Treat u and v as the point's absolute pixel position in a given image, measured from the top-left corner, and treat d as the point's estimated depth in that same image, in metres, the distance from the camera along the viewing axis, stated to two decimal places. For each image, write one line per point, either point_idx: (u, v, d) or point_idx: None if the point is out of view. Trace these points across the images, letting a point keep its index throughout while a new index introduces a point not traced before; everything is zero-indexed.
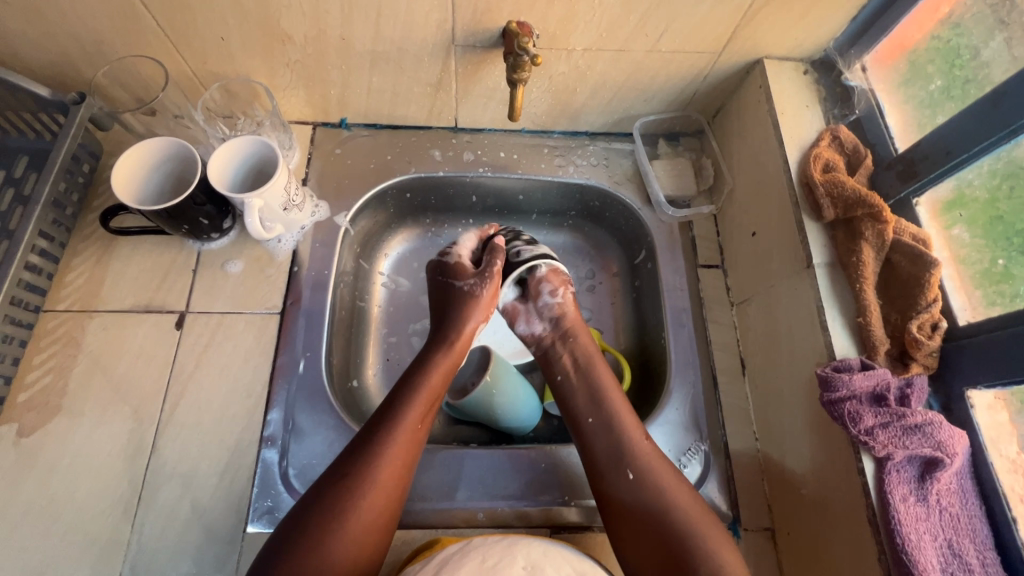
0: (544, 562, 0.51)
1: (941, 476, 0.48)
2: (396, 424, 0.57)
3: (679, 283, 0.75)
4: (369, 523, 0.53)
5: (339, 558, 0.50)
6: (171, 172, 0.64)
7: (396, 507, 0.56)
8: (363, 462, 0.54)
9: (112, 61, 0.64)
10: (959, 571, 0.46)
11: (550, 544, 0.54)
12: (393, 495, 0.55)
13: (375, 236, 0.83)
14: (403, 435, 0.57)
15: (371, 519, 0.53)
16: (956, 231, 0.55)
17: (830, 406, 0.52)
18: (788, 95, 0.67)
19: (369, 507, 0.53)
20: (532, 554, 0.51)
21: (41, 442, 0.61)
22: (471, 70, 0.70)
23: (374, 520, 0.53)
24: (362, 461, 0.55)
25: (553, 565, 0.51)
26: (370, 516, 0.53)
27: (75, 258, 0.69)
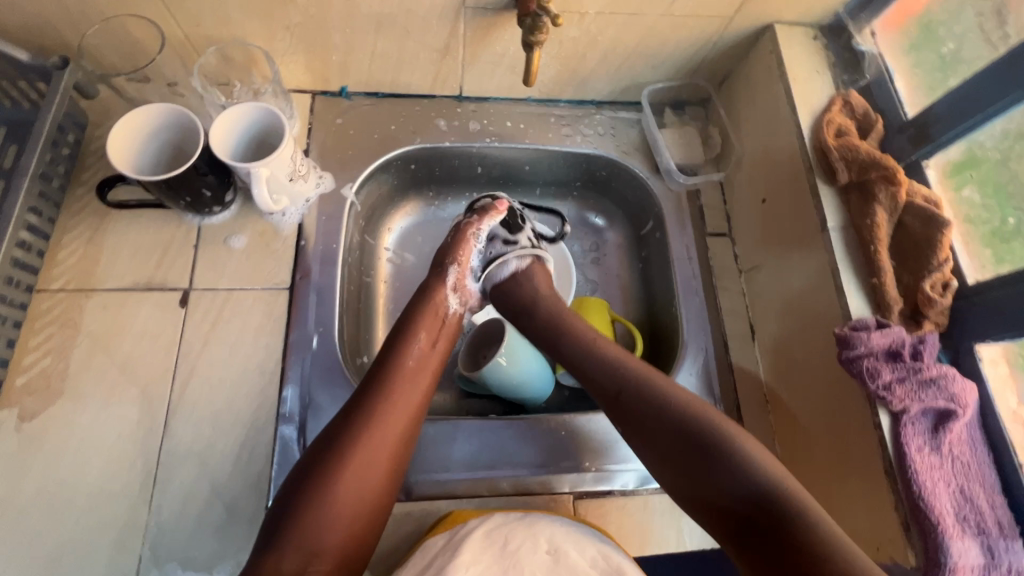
0: (566, 544, 0.52)
1: (953, 426, 0.51)
2: (389, 385, 0.57)
3: (688, 252, 0.76)
4: (370, 476, 0.53)
5: (336, 515, 0.50)
6: (170, 142, 0.62)
7: (396, 469, 0.55)
8: (356, 422, 0.54)
9: (97, 23, 0.60)
10: (972, 515, 0.48)
11: (572, 525, 0.55)
12: (390, 456, 0.54)
13: (378, 209, 0.81)
14: (400, 394, 0.57)
15: (366, 477, 0.52)
16: (965, 192, 0.57)
17: (849, 363, 0.54)
18: (800, 61, 0.68)
19: (363, 465, 0.52)
20: (556, 536, 0.53)
21: (44, 426, 0.58)
22: (480, 34, 0.68)
23: (371, 478, 0.53)
24: (356, 421, 0.54)
25: (575, 548, 0.52)
26: (370, 470, 0.53)
27: (66, 234, 0.65)
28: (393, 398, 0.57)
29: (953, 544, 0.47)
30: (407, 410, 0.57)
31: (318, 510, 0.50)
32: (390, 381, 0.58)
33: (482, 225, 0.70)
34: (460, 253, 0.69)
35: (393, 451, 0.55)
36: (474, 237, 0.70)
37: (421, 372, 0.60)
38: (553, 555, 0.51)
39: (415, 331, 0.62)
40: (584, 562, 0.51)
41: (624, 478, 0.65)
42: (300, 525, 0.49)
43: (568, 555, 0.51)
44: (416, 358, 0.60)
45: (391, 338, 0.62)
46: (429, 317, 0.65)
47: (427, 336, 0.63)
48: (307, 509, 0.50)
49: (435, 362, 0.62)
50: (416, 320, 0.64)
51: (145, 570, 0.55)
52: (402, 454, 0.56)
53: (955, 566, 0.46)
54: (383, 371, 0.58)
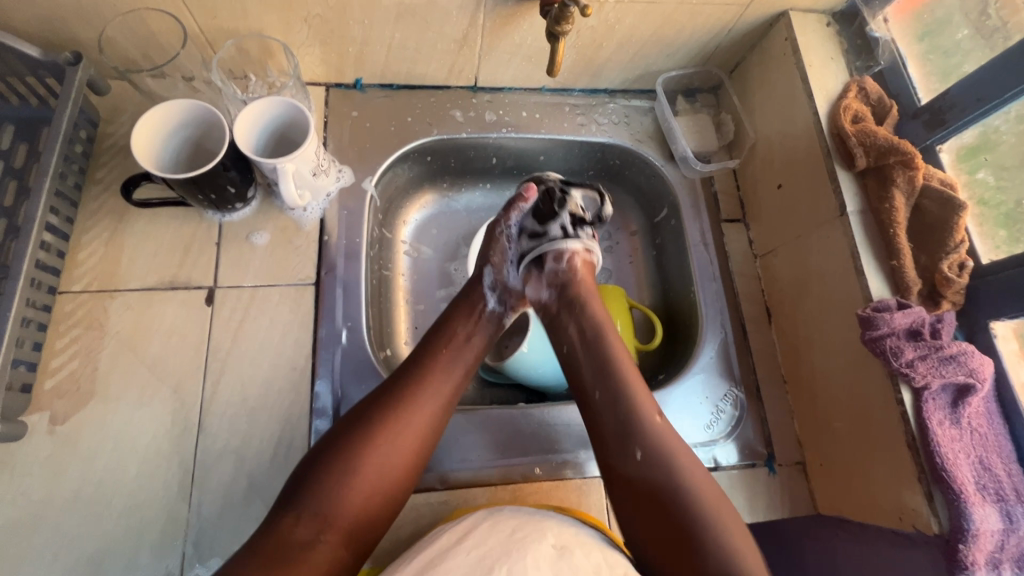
0: (574, 547, 0.52)
1: (973, 400, 0.53)
2: (423, 372, 0.59)
3: (704, 238, 0.77)
4: (393, 458, 0.54)
5: (355, 488, 0.51)
6: (192, 138, 0.61)
7: (421, 455, 0.56)
8: (386, 404, 0.55)
9: (112, 18, 0.58)
10: (990, 483, 0.51)
11: (581, 531, 0.55)
12: (416, 441, 0.55)
13: (395, 202, 0.81)
14: (436, 383, 0.59)
15: (390, 458, 0.54)
16: (979, 175, 0.59)
17: (872, 343, 0.56)
18: (815, 48, 0.69)
19: (388, 444, 0.54)
20: (563, 536, 0.52)
21: (77, 429, 0.58)
22: (499, 24, 0.67)
23: (395, 459, 0.54)
24: (388, 403, 0.56)
25: (583, 551, 0.51)
26: (395, 453, 0.54)
27: (85, 234, 0.64)
28: (426, 385, 0.58)
29: (976, 510, 0.50)
30: (439, 399, 0.58)
31: (339, 481, 0.51)
32: (425, 368, 0.59)
33: (511, 222, 0.67)
34: (493, 253, 0.68)
35: (423, 435, 0.56)
36: (506, 234, 0.68)
37: (457, 364, 0.61)
38: (560, 551, 0.51)
39: (458, 321, 0.64)
40: (593, 565, 0.50)
41: None
42: (319, 493, 0.50)
43: (573, 553, 0.51)
44: (453, 348, 0.62)
45: (435, 326, 0.64)
46: (468, 309, 0.66)
47: (465, 327, 0.64)
48: (328, 479, 0.51)
49: (471, 355, 0.63)
50: (457, 312, 0.65)
51: (189, 567, 0.55)
52: (428, 442, 0.57)
53: (977, 532, 0.49)
54: (422, 360, 0.60)
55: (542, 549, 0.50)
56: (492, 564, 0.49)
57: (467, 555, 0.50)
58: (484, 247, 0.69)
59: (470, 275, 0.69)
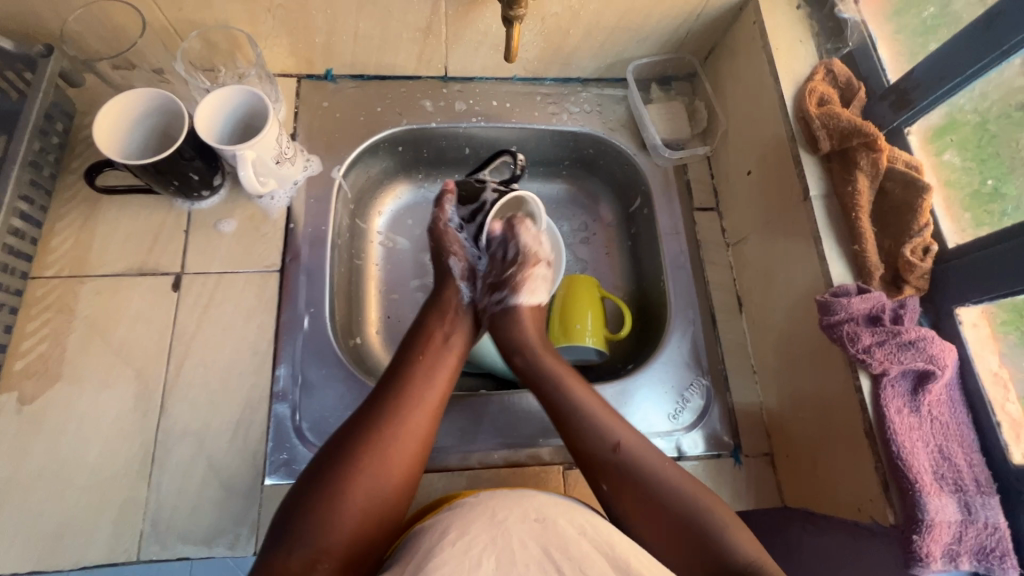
0: (555, 514, 0.49)
1: (933, 388, 0.51)
2: (407, 383, 0.57)
3: (675, 227, 0.76)
4: (384, 471, 0.51)
5: (346, 509, 0.48)
6: (156, 127, 0.63)
7: (414, 467, 0.53)
8: (372, 418, 0.54)
9: (77, 10, 0.60)
10: (948, 472, 0.49)
11: (559, 500, 0.52)
12: (406, 454, 0.53)
13: (368, 192, 0.81)
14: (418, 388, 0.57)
15: (382, 474, 0.50)
16: (947, 156, 0.58)
17: (829, 328, 0.55)
18: (783, 31, 0.67)
19: (378, 460, 0.51)
20: (544, 506, 0.49)
21: (44, 409, 0.59)
22: (462, 12, 0.68)
23: (388, 474, 0.51)
24: (371, 417, 0.54)
25: (565, 517, 0.49)
26: (384, 466, 0.51)
27: (59, 222, 0.66)
28: (410, 394, 0.56)
29: (930, 500, 0.48)
30: (425, 409, 0.56)
31: (329, 502, 0.48)
32: (407, 377, 0.58)
33: (449, 215, 0.72)
34: (450, 244, 0.70)
35: (413, 443, 0.53)
36: (451, 227, 0.71)
37: (439, 368, 0.60)
38: (542, 522, 0.48)
39: (431, 326, 0.64)
40: (575, 529, 0.48)
41: None
42: (310, 518, 0.47)
43: (557, 522, 0.48)
44: (432, 356, 0.60)
45: (411, 333, 0.63)
46: (441, 313, 0.65)
47: (442, 334, 0.63)
48: (319, 502, 0.48)
49: (451, 359, 0.62)
50: (429, 318, 0.65)
51: (146, 545, 0.56)
52: (418, 454, 0.54)
53: (931, 522, 0.47)
54: (400, 368, 0.59)
55: (526, 527, 0.47)
56: (480, 555, 0.44)
57: (453, 549, 0.45)
58: (435, 253, 0.71)
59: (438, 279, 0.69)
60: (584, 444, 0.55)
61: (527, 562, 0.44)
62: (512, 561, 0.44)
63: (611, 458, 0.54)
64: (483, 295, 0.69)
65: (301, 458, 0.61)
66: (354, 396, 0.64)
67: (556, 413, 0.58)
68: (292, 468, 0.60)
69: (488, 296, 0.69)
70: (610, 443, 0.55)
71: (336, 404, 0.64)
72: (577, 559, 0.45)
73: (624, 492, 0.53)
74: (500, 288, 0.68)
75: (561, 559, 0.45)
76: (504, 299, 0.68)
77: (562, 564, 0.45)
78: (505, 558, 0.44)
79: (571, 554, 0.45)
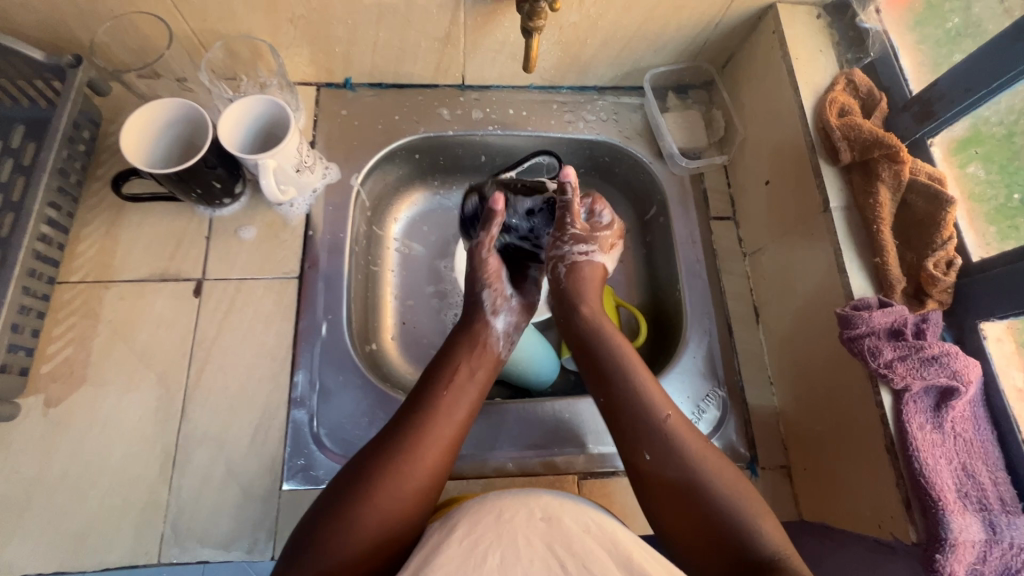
0: (561, 513, 0.49)
1: (956, 404, 0.50)
2: (427, 415, 0.56)
3: (691, 236, 0.76)
4: (398, 504, 0.50)
5: (361, 541, 0.48)
6: (180, 136, 0.64)
7: (428, 500, 0.53)
8: (390, 448, 0.53)
9: (106, 21, 0.62)
10: (973, 491, 0.49)
11: (567, 498, 0.52)
12: (421, 489, 0.52)
13: (384, 200, 0.82)
14: (439, 419, 0.56)
15: (396, 509, 0.50)
16: (971, 168, 0.57)
17: (850, 342, 0.54)
18: (802, 40, 0.67)
19: (392, 495, 0.50)
20: (550, 505, 0.49)
21: (69, 412, 0.61)
22: (480, 21, 0.68)
23: (401, 505, 0.51)
24: (389, 448, 0.53)
25: (570, 515, 0.49)
26: (398, 499, 0.51)
27: (85, 228, 0.68)
28: (429, 430, 0.55)
29: (954, 519, 0.47)
30: (440, 444, 0.55)
31: (343, 533, 0.48)
32: (429, 406, 0.57)
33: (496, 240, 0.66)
34: (487, 275, 0.66)
35: (428, 475, 0.53)
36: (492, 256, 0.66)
37: (461, 401, 0.58)
38: (548, 522, 0.47)
39: (456, 356, 0.62)
40: (580, 527, 0.48)
41: None
42: (325, 548, 0.47)
43: (563, 523, 0.47)
44: (456, 387, 0.59)
45: (437, 359, 0.62)
46: (469, 343, 0.63)
47: (467, 364, 0.61)
48: (330, 532, 0.48)
49: (474, 391, 0.60)
50: (455, 347, 0.63)
51: (166, 548, 0.57)
52: (433, 488, 0.53)
53: (955, 541, 0.46)
54: (423, 397, 0.58)
55: (532, 527, 0.47)
56: (486, 551, 0.45)
57: (459, 545, 0.45)
58: (471, 275, 0.66)
59: (470, 311, 0.65)
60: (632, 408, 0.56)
61: (531, 558, 0.44)
62: (516, 559, 0.44)
63: (656, 429, 0.54)
64: (568, 244, 0.66)
65: (318, 464, 0.62)
66: (370, 402, 0.65)
67: (603, 380, 0.59)
68: (310, 474, 0.61)
69: (569, 247, 0.66)
70: (658, 418, 0.55)
71: (353, 411, 0.64)
72: (581, 555, 0.45)
73: (662, 466, 0.52)
74: (586, 242, 0.66)
75: (566, 557, 0.44)
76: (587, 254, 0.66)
77: (566, 562, 0.44)
78: (509, 554, 0.44)
79: (575, 551, 0.45)
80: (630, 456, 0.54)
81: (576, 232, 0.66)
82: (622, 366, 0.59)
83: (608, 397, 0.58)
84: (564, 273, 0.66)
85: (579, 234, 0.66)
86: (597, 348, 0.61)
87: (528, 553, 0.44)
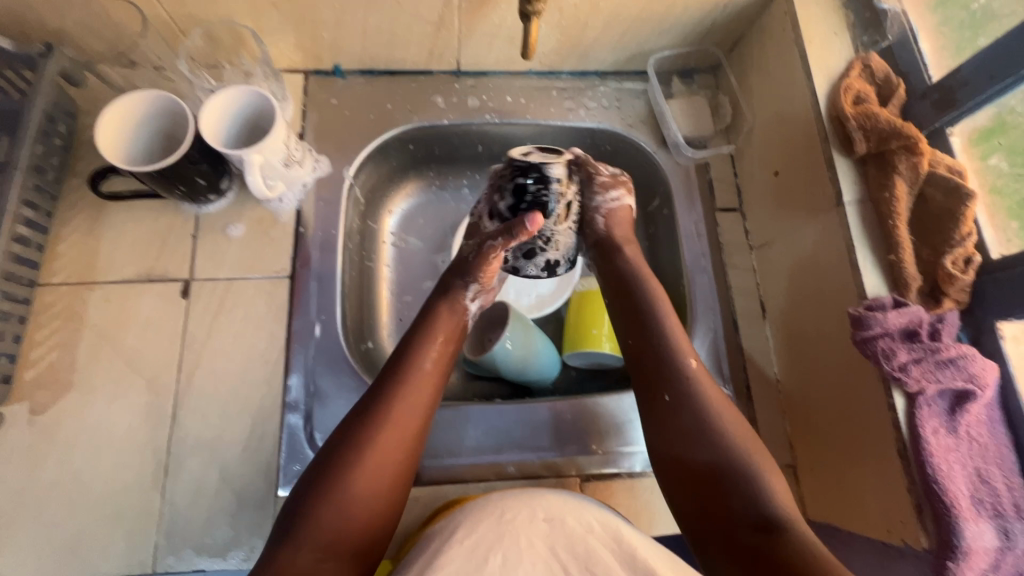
0: (564, 511, 0.47)
1: (972, 408, 0.49)
2: (402, 383, 0.54)
3: (697, 228, 0.74)
4: (382, 478, 0.49)
5: (349, 505, 0.47)
6: (162, 129, 0.61)
7: (409, 471, 0.52)
8: (371, 422, 0.51)
9: (78, 7, 0.58)
10: (987, 496, 0.47)
11: (573, 496, 0.49)
12: (403, 454, 0.51)
13: (377, 192, 0.79)
14: (419, 391, 0.54)
15: (378, 478, 0.49)
16: (993, 160, 0.55)
17: (863, 343, 0.52)
18: (816, 22, 0.64)
19: (374, 466, 0.49)
20: (553, 505, 0.47)
21: (56, 419, 0.59)
22: (475, 4, 0.64)
23: (386, 479, 0.49)
24: (372, 416, 0.51)
25: (574, 514, 0.47)
26: (382, 472, 0.49)
27: (65, 227, 0.65)
28: (410, 402, 0.53)
29: (968, 527, 0.46)
30: (423, 415, 0.53)
31: (328, 503, 0.47)
32: (408, 379, 0.54)
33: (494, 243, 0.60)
34: (483, 273, 0.60)
35: (410, 450, 0.52)
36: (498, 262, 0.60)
37: (439, 372, 0.56)
38: (551, 523, 0.46)
39: (434, 326, 0.59)
40: (583, 527, 0.46)
41: (631, 460, 0.64)
42: (310, 517, 0.46)
43: (566, 523, 0.46)
44: (434, 359, 0.57)
45: (413, 329, 0.59)
46: (446, 314, 0.60)
47: (444, 335, 0.59)
48: (315, 508, 0.47)
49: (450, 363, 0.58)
50: (433, 318, 0.59)
51: (161, 556, 0.56)
52: (414, 458, 0.52)
53: (968, 549, 0.45)
54: (401, 368, 0.55)
55: (535, 531, 0.45)
56: (488, 552, 0.44)
57: (461, 546, 0.44)
58: (461, 262, 0.62)
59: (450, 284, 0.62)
60: (658, 351, 0.58)
61: (535, 560, 0.44)
62: (518, 559, 0.44)
63: (679, 379, 0.56)
64: (596, 193, 0.63)
65: None
66: None
67: (636, 313, 0.60)
68: None
69: (600, 195, 0.63)
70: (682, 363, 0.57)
71: None
72: (583, 557, 0.44)
73: (679, 411, 0.54)
74: (613, 189, 0.64)
75: (568, 559, 0.44)
76: (611, 203, 0.64)
77: (568, 563, 0.44)
78: (511, 555, 0.44)
79: (577, 553, 0.44)
80: (647, 396, 0.56)
81: (605, 181, 0.64)
82: (655, 305, 0.60)
83: (636, 340, 0.60)
84: (601, 223, 0.64)
85: (605, 181, 0.63)
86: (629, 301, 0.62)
87: (532, 556, 0.44)
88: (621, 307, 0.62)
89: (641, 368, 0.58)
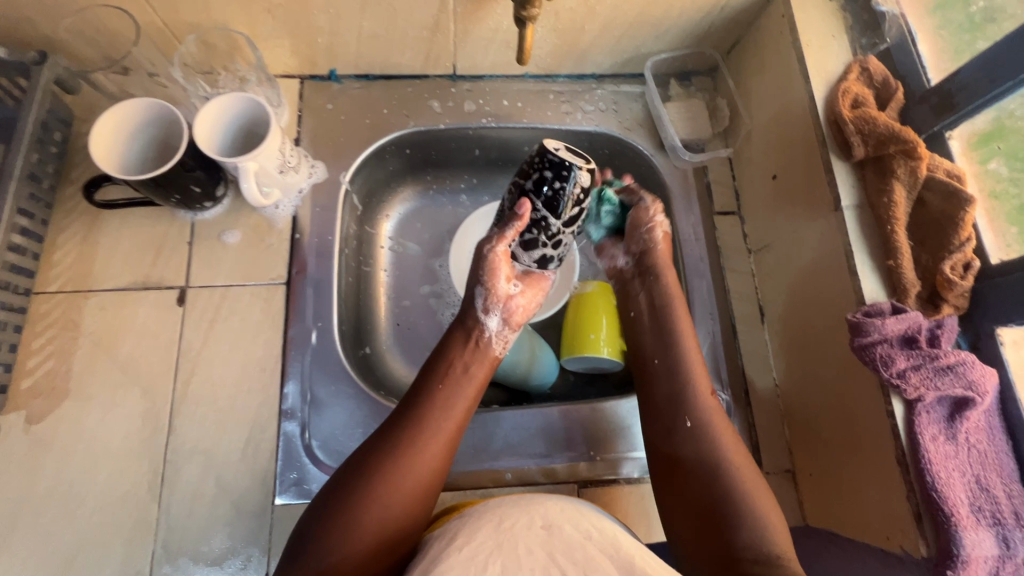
0: (562, 519, 0.46)
1: (971, 415, 0.49)
2: (416, 411, 0.54)
3: (695, 233, 0.73)
4: (395, 504, 0.48)
5: (361, 533, 0.47)
6: (155, 138, 0.61)
7: (426, 497, 0.51)
8: (384, 448, 0.51)
9: (71, 13, 0.58)
10: (987, 504, 0.47)
11: (570, 503, 0.49)
12: (419, 480, 0.50)
13: (374, 197, 0.78)
14: (433, 417, 0.54)
15: (391, 505, 0.48)
16: (992, 165, 0.54)
17: (861, 350, 0.52)
18: (813, 24, 0.63)
19: (387, 492, 0.48)
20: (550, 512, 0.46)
21: (52, 428, 0.59)
22: (470, 8, 0.64)
23: (399, 505, 0.49)
24: (385, 442, 0.52)
25: (572, 521, 0.46)
26: (396, 499, 0.49)
27: (60, 235, 0.65)
28: (424, 428, 0.53)
29: (967, 535, 0.45)
30: (439, 440, 0.53)
31: (339, 529, 0.46)
32: (423, 405, 0.54)
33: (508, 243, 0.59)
34: (486, 273, 0.60)
35: (427, 477, 0.51)
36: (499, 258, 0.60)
37: (456, 397, 0.56)
38: (549, 530, 0.45)
39: (449, 352, 0.59)
40: (582, 535, 0.45)
41: (630, 466, 0.64)
42: (320, 543, 0.46)
43: (563, 529, 0.45)
44: (450, 384, 0.56)
45: (432, 357, 0.59)
46: (464, 339, 0.60)
47: (460, 360, 0.58)
48: (326, 534, 0.46)
49: (470, 388, 0.57)
50: (450, 344, 0.60)
51: (158, 565, 0.56)
52: (432, 485, 0.51)
53: (967, 557, 0.45)
54: (417, 395, 0.55)
55: (532, 537, 0.44)
56: (486, 559, 0.42)
57: (460, 554, 0.43)
58: (473, 268, 0.61)
59: (465, 304, 0.62)
60: (676, 380, 0.59)
61: (533, 565, 0.42)
62: (518, 565, 0.41)
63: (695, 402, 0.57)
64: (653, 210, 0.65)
65: (312, 478, 0.60)
66: (364, 413, 0.63)
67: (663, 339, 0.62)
68: (303, 488, 0.60)
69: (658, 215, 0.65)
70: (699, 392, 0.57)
71: (346, 422, 0.63)
72: (582, 562, 0.42)
73: (694, 438, 0.55)
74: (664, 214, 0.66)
75: (566, 563, 0.42)
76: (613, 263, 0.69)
77: (566, 566, 0.42)
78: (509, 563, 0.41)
79: (575, 557, 0.43)
80: (667, 421, 0.57)
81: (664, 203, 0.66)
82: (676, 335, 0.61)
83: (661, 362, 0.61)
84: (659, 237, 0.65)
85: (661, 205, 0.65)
86: (654, 324, 0.63)
87: (530, 561, 0.42)
88: (648, 329, 0.63)
89: (659, 391, 0.59)
